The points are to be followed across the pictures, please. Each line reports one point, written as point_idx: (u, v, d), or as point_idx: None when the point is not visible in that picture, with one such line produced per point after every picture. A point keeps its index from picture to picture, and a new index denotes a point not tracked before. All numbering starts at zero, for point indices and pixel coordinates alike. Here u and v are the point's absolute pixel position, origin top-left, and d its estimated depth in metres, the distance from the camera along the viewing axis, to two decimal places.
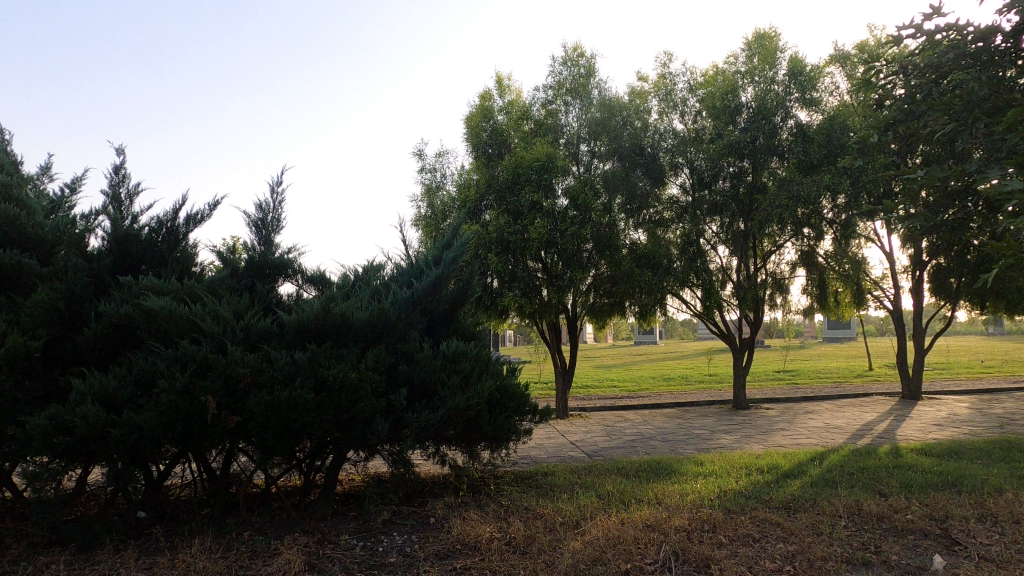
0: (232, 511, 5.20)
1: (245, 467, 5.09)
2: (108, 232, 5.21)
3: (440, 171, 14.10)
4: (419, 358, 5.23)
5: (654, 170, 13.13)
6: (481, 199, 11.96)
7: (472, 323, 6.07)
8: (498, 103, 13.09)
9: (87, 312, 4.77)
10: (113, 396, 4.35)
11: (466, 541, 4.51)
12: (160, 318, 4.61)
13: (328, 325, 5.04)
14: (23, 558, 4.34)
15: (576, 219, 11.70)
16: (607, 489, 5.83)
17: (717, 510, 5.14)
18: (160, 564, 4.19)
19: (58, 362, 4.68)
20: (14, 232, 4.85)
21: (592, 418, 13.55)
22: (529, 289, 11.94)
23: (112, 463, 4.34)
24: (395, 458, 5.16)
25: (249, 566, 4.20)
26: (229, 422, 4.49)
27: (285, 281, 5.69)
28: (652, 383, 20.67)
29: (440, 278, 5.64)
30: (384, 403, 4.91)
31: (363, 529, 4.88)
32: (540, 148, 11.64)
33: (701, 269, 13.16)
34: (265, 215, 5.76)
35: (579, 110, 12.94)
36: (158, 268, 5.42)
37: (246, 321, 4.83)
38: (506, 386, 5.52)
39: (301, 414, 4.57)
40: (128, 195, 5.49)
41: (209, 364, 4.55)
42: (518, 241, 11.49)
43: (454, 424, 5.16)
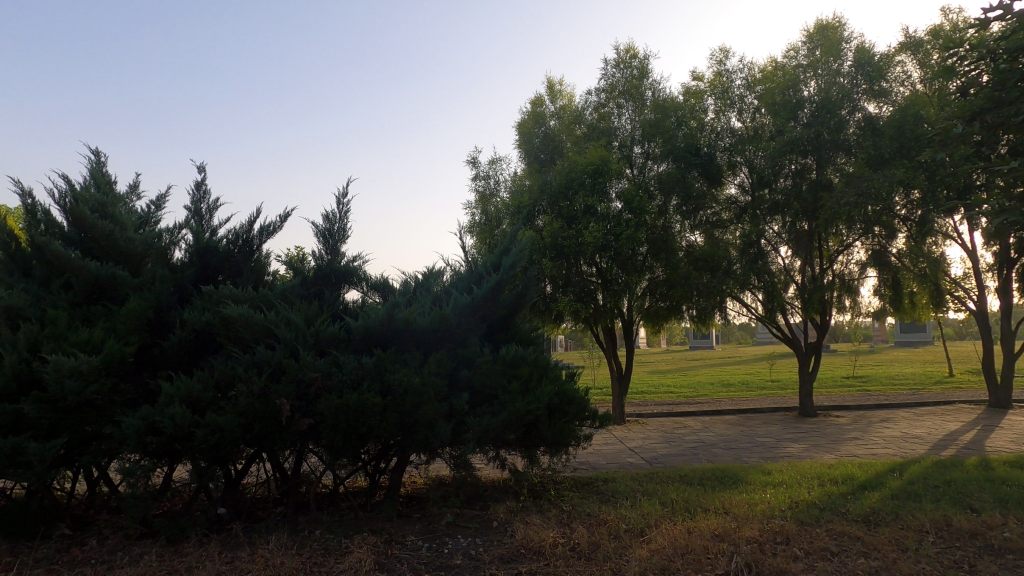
0: (304, 509, 5.43)
1: (315, 468, 5.30)
2: (191, 245, 5.57)
3: (493, 178, 14.29)
4: (479, 363, 5.28)
5: (710, 170, 12.79)
6: (535, 204, 12.02)
7: (530, 329, 6.13)
8: (550, 108, 13.35)
9: (174, 319, 5.10)
10: (197, 398, 4.62)
11: (531, 545, 4.52)
12: (238, 325, 4.86)
13: (392, 331, 5.16)
14: (119, 548, 4.67)
15: (631, 222, 11.53)
16: (671, 497, 5.71)
17: (790, 521, 4.94)
18: (241, 558, 4.41)
19: (148, 366, 5.02)
20: (109, 247, 5.24)
21: (649, 423, 13.30)
22: (584, 294, 11.91)
23: (196, 462, 4.61)
24: (457, 462, 5.23)
25: (322, 563, 4.35)
26: (301, 423, 4.69)
27: (351, 288, 5.89)
28: (711, 389, 20.08)
29: (500, 283, 5.67)
30: (447, 408, 5.00)
31: (428, 531, 4.98)
32: (593, 152, 11.59)
33: (763, 271, 12.74)
34: (332, 225, 6.00)
35: (632, 112, 12.80)
36: (234, 278, 5.75)
37: (316, 327, 5.02)
38: (566, 391, 5.52)
39: (368, 417, 4.72)
40: (208, 209, 5.84)
41: (283, 368, 4.77)
42: (572, 246, 11.45)
43: (514, 428, 5.22)
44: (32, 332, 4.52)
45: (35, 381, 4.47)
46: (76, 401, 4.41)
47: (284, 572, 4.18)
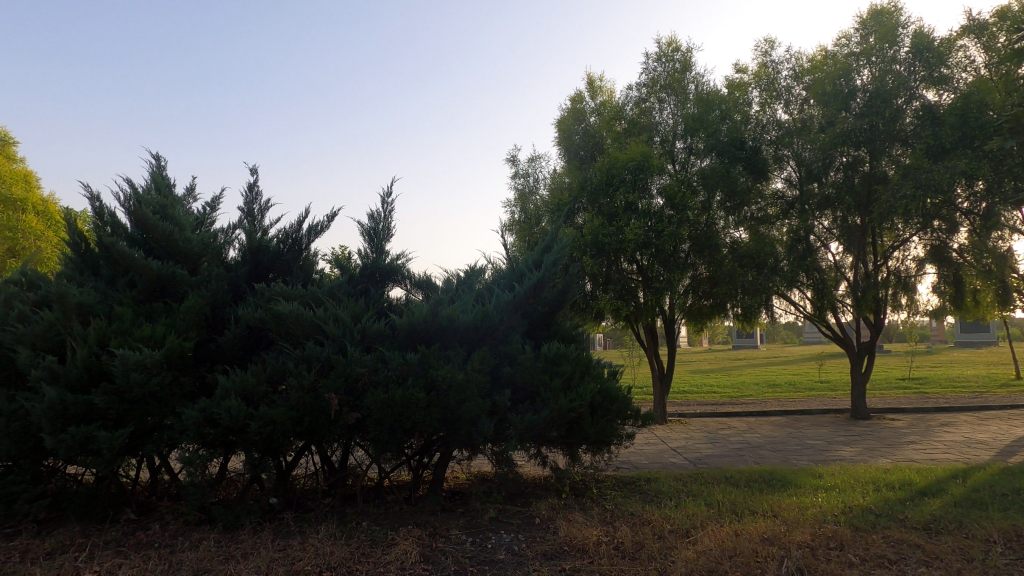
0: (351, 501, 5.57)
1: (361, 461, 5.37)
2: (244, 244, 5.78)
3: (533, 176, 14.35)
4: (522, 360, 5.29)
5: (755, 164, 12.46)
6: (574, 202, 11.96)
7: (571, 326, 6.11)
8: (590, 104, 13.27)
9: (229, 316, 5.32)
10: (251, 391, 4.80)
11: (574, 542, 4.52)
12: (289, 322, 5.03)
13: (436, 327, 5.23)
14: (180, 533, 4.91)
15: (674, 219, 11.41)
16: (717, 499, 5.58)
17: (844, 527, 4.77)
18: (292, 546, 4.57)
19: (205, 360, 5.25)
20: (169, 246, 5.49)
21: (692, 423, 13.06)
22: (625, 292, 11.81)
23: (250, 453, 4.80)
24: (498, 458, 5.26)
25: (370, 554, 4.46)
26: (349, 417, 4.82)
27: (395, 285, 6.00)
28: (756, 389, 19.56)
29: (542, 280, 5.67)
30: (490, 404, 5.04)
31: (471, 525, 5.03)
32: (634, 148, 11.45)
33: (812, 267, 12.30)
34: (377, 224, 6.13)
35: (674, 107, 12.58)
36: (284, 276, 5.95)
37: (363, 323, 5.14)
38: (608, 389, 5.49)
39: (413, 412, 4.81)
40: (260, 209, 6.04)
41: (332, 364, 4.91)
42: (613, 243, 11.33)
43: (557, 426, 5.22)
44: (101, 327, 4.79)
45: (105, 373, 4.75)
46: (140, 393, 4.66)
47: (333, 561, 4.31)
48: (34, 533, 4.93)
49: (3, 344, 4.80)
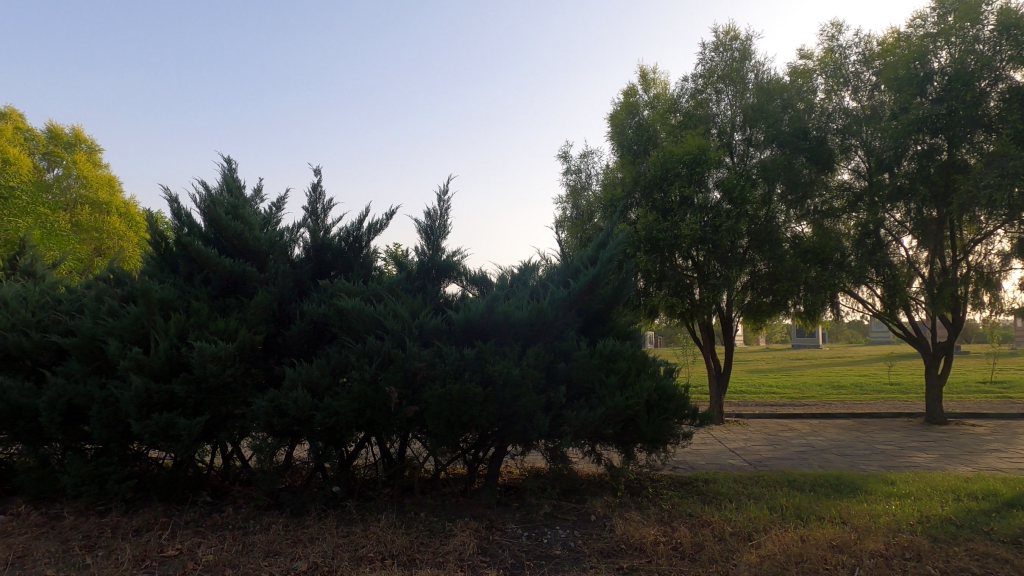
0: (408, 492, 5.72)
1: (418, 453, 5.50)
2: (309, 242, 6.02)
3: (585, 171, 14.28)
4: (577, 356, 5.26)
5: (820, 155, 11.92)
6: (628, 197, 11.79)
7: (626, 323, 6.05)
8: (643, 97, 13.05)
9: (295, 311, 5.56)
10: (316, 383, 5.01)
11: (632, 541, 4.48)
12: (351, 317, 5.20)
13: (492, 323, 5.28)
14: (252, 516, 5.20)
15: (732, 213, 11.02)
16: (780, 502, 5.39)
17: (921, 537, 4.50)
18: (355, 533, 4.75)
19: (272, 354, 5.50)
20: (240, 245, 5.77)
21: (751, 425, 12.66)
22: (680, 288, 11.58)
23: (315, 442, 5.01)
24: (553, 454, 5.27)
25: (429, 543, 4.58)
26: (408, 410, 4.95)
27: (451, 282, 6.09)
28: (819, 390, 18.70)
29: (597, 277, 5.62)
30: (545, 400, 5.05)
31: (527, 520, 5.08)
32: (690, 141, 11.17)
33: (883, 263, 11.66)
34: (433, 222, 6.23)
35: (732, 97, 12.19)
36: (345, 273, 6.15)
37: (421, 320, 5.25)
38: (665, 387, 5.41)
39: (470, 406, 4.89)
40: (323, 208, 6.24)
41: (391, 358, 5.05)
42: (668, 238, 11.09)
43: (612, 423, 5.19)
44: (180, 321, 5.10)
45: (183, 364, 5.05)
46: (216, 382, 4.95)
47: (395, 549, 4.44)
48: (122, 511, 5.31)
49: (95, 336, 5.19)
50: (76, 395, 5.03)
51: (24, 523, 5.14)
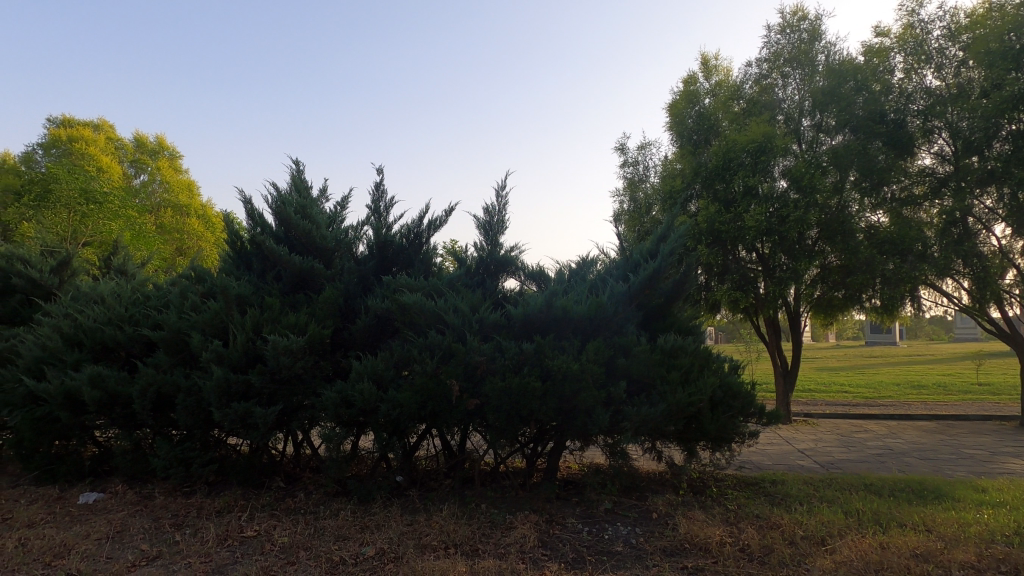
0: (469, 484, 5.82)
1: (478, 446, 5.58)
2: (372, 240, 6.21)
3: (642, 164, 14.08)
4: (637, 351, 5.17)
5: (898, 139, 11.03)
6: (688, 188, 11.50)
7: (689, 318, 5.90)
8: (704, 85, 12.74)
9: (361, 307, 5.75)
10: (380, 375, 5.17)
11: (696, 540, 4.38)
12: (413, 312, 5.32)
13: (551, 318, 5.27)
14: (322, 502, 5.45)
15: (800, 203, 10.49)
16: (856, 507, 5.12)
17: (1018, 550, 4.16)
18: (419, 522, 4.88)
19: (339, 347, 5.72)
20: (309, 244, 6.03)
21: (821, 425, 12.08)
22: (744, 282, 11.20)
23: (380, 433, 5.18)
24: (613, 450, 5.22)
25: (490, 535, 4.65)
26: (469, 404, 5.03)
27: (509, 277, 6.13)
28: (898, 390, 17.56)
29: (658, 270, 5.51)
30: (605, 395, 4.99)
31: (587, 516, 5.06)
32: (755, 128, 10.76)
33: (971, 254, 10.76)
34: (491, 218, 6.27)
35: (800, 81, 11.76)
36: (407, 269, 6.31)
37: (480, 314, 5.31)
38: (730, 383, 5.25)
39: (529, 400, 4.91)
40: (385, 206, 6.39)
41: (452, 352, 5.13)
42: (732, 231, 10.73)
43: (674, 420, 5.08)
44: (255, 316, 5.39)
45: (259, 357, 5.35)
46: (288, 374, 5.20)
47: (457, 538, 4.54)
48: (205, 493, 5.69)
49: (180, 329, 5.56)
50: (164, 385, 5.42)
51: (121, 501, 5.59)
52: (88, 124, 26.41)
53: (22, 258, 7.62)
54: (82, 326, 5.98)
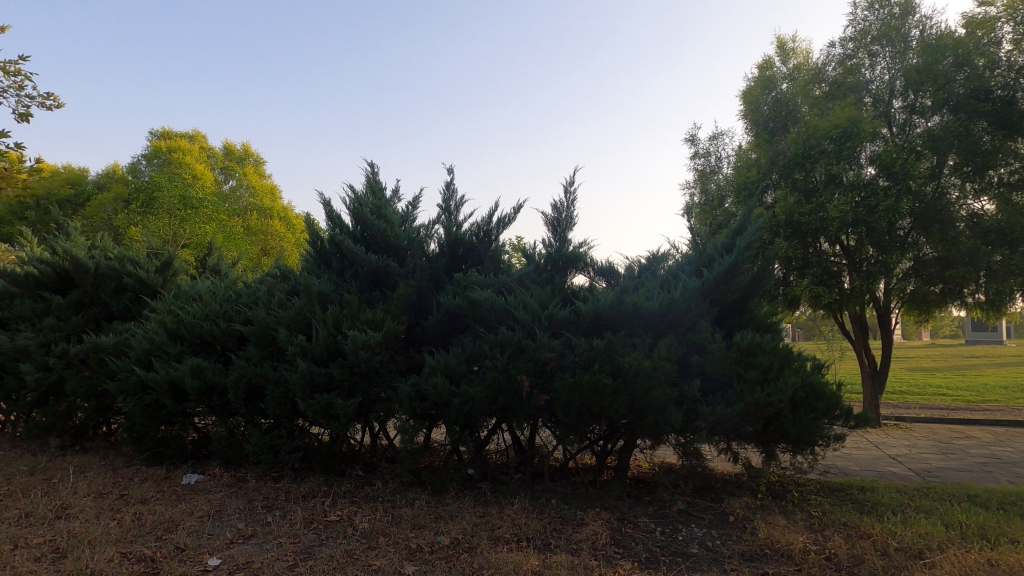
0: (538, 479, 5.86)
1: (547, 442, 5.61)
2: (443, 238, 6.37)
3: (714, 154, 13.71)
4: (712, 349, 5.00)
5: (1008, 117, 9.65)
6: (764, 178, 11.22)
7: (767, 315, 5.66)
8: (782, 70, 12.33)
9: (433, 303, 5.92)
10: (453, 370, 5.29)
11: (777, 546, 4.21)
12: (484, 308, 5.42)
13: (621, 314, 5.20)
14: (399, 491, 5.66)
15: (890, 191, 9.70)
16: (958, 519, 4.72)
17: None
18: (491, 514, 4.97)
19: (412, 342, 5.90)
20: (383, 242, 6.26)
21: (915, 429, 11.24)
22: (827, 277, 10.58)
23: (452, 427, 5.32)
24: (686, 450, 5.09)
25: (562, 530, 4.67)
26: (540, 399, 5.07)
27: (579, 273, 6.11)
28: (1004, 394, 16.06)
29: (734, 265, 5.31)
30: (678, 393, 4.87)
31: (660, 515, 4.97)
32: (839, 112, 10.11)
33: None
34: (560, 214, 6.26)
35: (890, 60, 10.96)
36: (477, 266, 6.44)
37: (550, 311, 5.33)
38: (813, 384, 4.99)
39: (600, 397, 4.88)
40: (455, 204, 6.51)
41: (522, 347, 5.18)
42: (813, 222, 10.16)
43: (752, 420, 4.89)
44: (335, 312, 5.68)
45: (339, 351, 5.63)
46: (366, 368, 5.43)
47: (529, 532, 4.59)
48: (292, 478, 6.06)
49: (268, 324, 5.94)
50: (255, 376, 5.81)
51: (219, 482, 6.07)
52: (185, 135, 28.68)
53: (132, 259, 8.40)
54: (183, 321, 6.51)
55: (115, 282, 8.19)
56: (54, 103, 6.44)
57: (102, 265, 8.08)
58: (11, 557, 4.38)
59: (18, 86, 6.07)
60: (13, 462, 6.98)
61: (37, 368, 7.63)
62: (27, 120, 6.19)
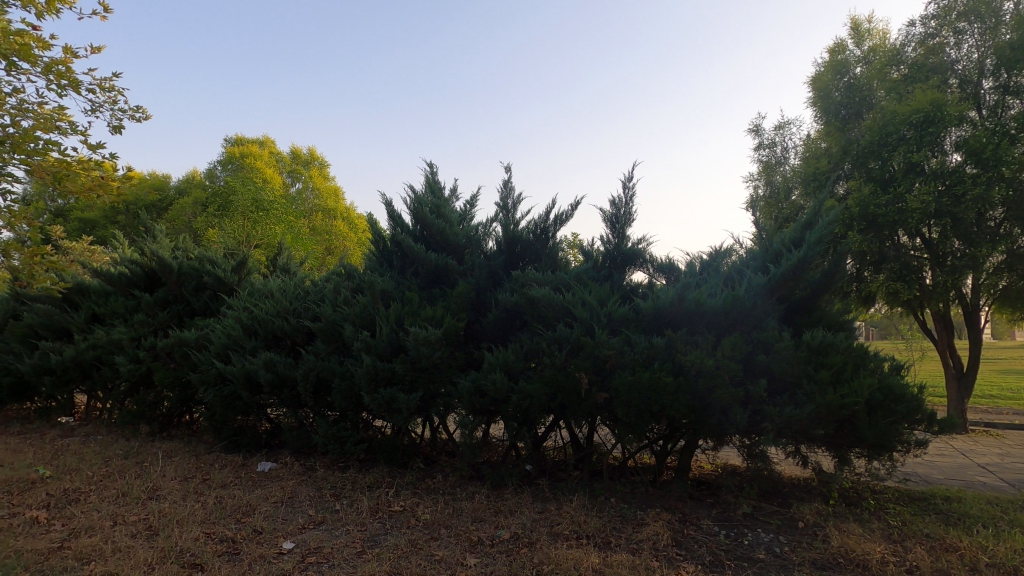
0: (597, 477, 5.83)
1: (606, 440, 5.57)
2: (501, 236, 6.43)
3: (780, 145, 13.21)
4: (779, 348, 4.80)
5: None
6: (836, 168, 10.72)
7: (839, 313, 5.38)
8: (855, 53, 11.68)
9: (492, 301, 6.00)
10: (511, 366, 5.34)
11: (853, 555, 4.02)
12: (542, 305, 5.44)
13: (682, 312, 5.08)
14: (459, 484, 5.79)
15: (978, 179, 8.99)
16: None
17: None
18: (550, 510, 4.99)
19: (472, 339, 6.00)
20: (443, 241, 6.40)
21: (1008, 436, 10.37)
22: (905, 272, 9.94)
23: (511, 423, 5.38)
24: (751, 452, 4.93)
25: (621, 529, 4.63)
26: (598, 397, 5.04)
27: (637, 269, 6.02)
28: None
29: (804, 261, 5.07)
30: (743, 394, 4.71)
31: (724, 518, 4.84)
32: (920, 96, 9.43)
33: None
34: (618, 210, 6.19)
35: (979, 37, 10.07)
36: (534, 263, 6.47)
37: (608, 308, 5.29)
38: (891, 385, 4.70)
39: (660, 396, 4.80)
40: (513, 202, 6.56)
41: (581, 345, 5.16)
42: (890, 214, 9.57)
43: (823, 423, 4.67)
44: (397, 309, 5.86)
45: (401, 347, 5.80)
46: (427, 363, 5.57)
47: (589, 529, 4.58)
48: (358, 468, 6.30)
49: (334, 321, 6.19)
50: (322, 370, 6.08)
51: (290, 470, 6.40)
52: (256, 141, 30.30)
53: (211, 259, 8.96)
54: (257, 317, 6.90)
55: (196, 280, 8.78)
56: (144, 118, 6.81)
57: (184, 264, 8.66)
58: (111, 532, 4.80)
59: (113, 102, 6.48)
60: (110, 446, 7.63)
61: (130, 359, 8.30)
62: (120, 133, 6.58)
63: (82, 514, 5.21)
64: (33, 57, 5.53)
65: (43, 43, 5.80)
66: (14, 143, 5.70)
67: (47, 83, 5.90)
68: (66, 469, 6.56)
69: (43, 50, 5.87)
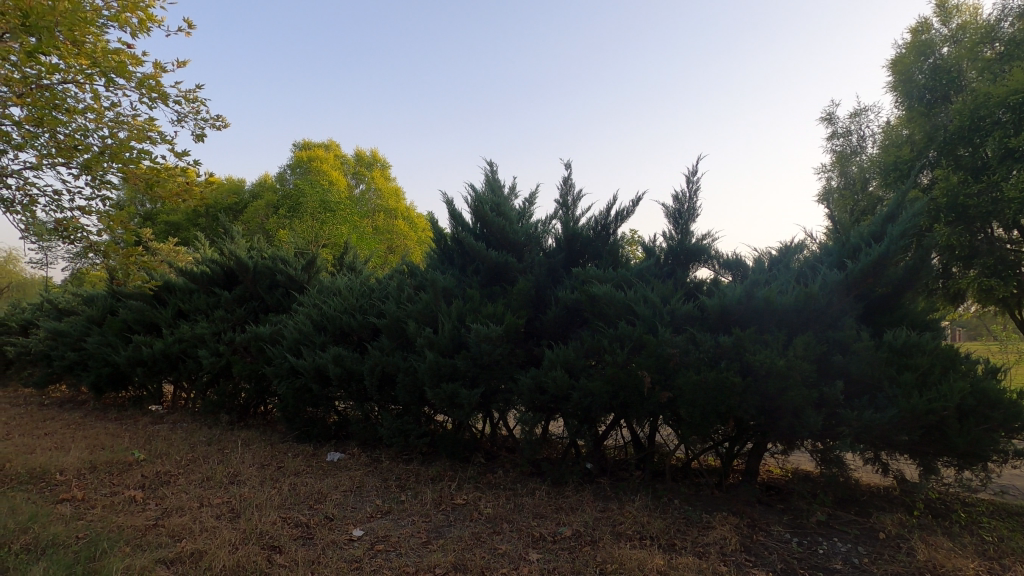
0: (659, 477, 5.72)
1: (668, 440, 5.46)
2: (561, 233, 6.41)
3: (855, 134, 12.48)
4: (858, 348, 4.53)
5: None
6: (919, 157, 10.02)
7: (925, 312, 5.03)
8: (941, 33, 10.82)
9: (552, 298, 5.99)
10: (572, 363, 5.31)
11: (941, 571, 3.76)
12: (603, 302, 5.37)
13: (751, 309, 4.89)
14: (519, 480, 5.83)
15: None
16: None
17: None
18: (612, 509, 4.95)
19: (532, 336, 6.02)
20: (503, 239, 6.45)
21: None
22: (1000, 267, 9.17)
23: (572, 420, 5.37)
24: (825, 457, 4.68)
25: (686, 532, 4.53)
26: (661, 396, 4.93)
27: (702, 266, 5.85)
28: None
29: (885, 256, 4.76)
30: (817, 396, 4.49)
31: (796, 525, 4.64)
32: (1018, 75, 8.62)
33: None
34: (681, 205, 6.02)
35: None
36: (594, 260, 6.41)
37: (672, 306, 5.18)
38: (986, 390, 4.34)
39: (727, 396, 4.65)
40: (573, 199, 6.53)
41: (643, 343, 5.05)
42: (983, 204, 8.88)
43: (907, 428, 4.38)
44: (459, 306, 5.96)
45: (462, 343, 5.89)
46: (488, 359, 5.63)
47: (652, 530, 4.50)
48: (421, 461, 6.47)
49: (398, 317, 6.38)
50: (387, 364, 6.27)
51: (358, 461, 6.65)
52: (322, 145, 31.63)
53: (283, 258, 9.42)
54: (326, 314, 7.20)
55: (270, 278, 9.25)
56: (223, 126, 7.26)
57: (259, 264, 9.13)
58: (198, 513, 5.16)
59: (196, 112, 6.94)
60: (195, 433, 8.19)
61: (211, 353, 8.86)
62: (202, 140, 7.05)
63: (173, 495, 5.62)
64: (129, 73, 6.00)
65: (136, 59, 6.28)
66: (112, 152, 6.20)
67: (140, 96, 6.39)
68: (158, 453, 7.10)
69: (136, 66, 6.36)
